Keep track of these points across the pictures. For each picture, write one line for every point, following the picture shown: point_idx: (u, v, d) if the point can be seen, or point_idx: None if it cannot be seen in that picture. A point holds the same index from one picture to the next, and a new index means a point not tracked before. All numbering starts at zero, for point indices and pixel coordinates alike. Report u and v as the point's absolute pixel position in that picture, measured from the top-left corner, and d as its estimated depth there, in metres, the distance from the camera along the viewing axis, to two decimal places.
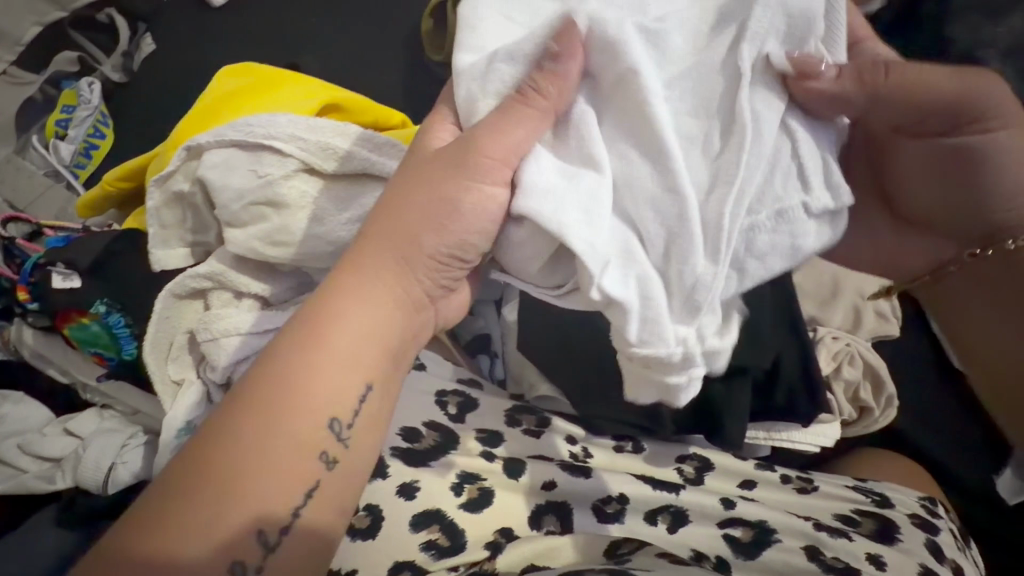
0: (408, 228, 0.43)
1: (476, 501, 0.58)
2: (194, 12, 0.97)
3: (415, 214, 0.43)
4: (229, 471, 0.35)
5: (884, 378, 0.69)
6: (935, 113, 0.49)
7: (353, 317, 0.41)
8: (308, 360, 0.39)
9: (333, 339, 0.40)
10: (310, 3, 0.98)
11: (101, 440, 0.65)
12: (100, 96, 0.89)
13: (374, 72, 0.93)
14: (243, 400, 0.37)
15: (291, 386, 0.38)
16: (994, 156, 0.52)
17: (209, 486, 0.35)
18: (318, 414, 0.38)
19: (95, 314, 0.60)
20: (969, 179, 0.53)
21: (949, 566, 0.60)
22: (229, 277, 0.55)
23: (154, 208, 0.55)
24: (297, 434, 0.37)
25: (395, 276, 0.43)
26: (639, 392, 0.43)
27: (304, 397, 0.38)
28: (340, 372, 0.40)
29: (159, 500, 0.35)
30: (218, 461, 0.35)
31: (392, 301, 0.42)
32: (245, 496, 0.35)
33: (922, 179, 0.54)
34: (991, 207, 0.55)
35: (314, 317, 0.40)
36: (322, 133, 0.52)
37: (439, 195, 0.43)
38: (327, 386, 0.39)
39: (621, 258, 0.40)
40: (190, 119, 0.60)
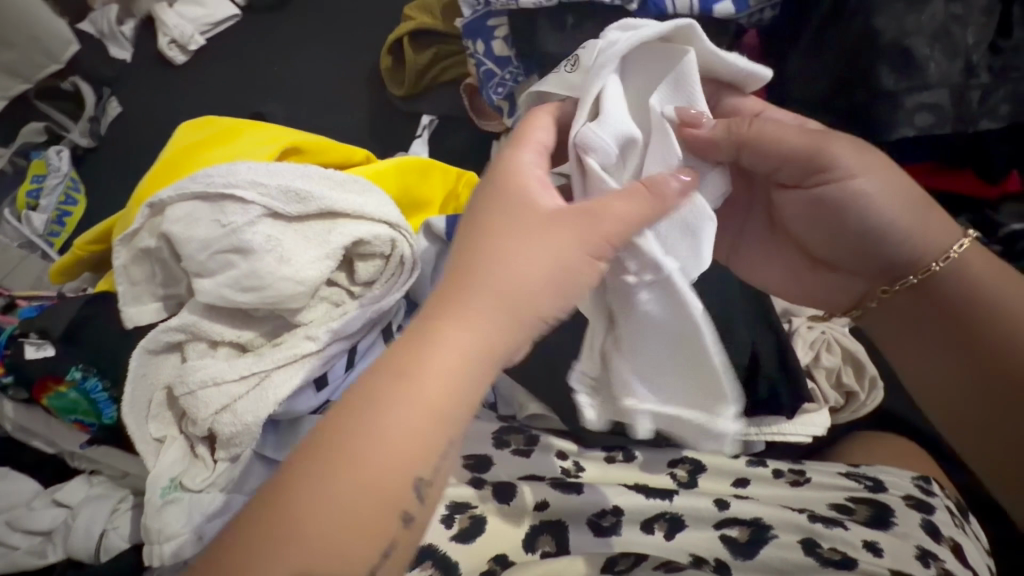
0: (502, 272, 0.40)
1: (467, 531, 0.59)
2: (159, 74, 0.99)
3: (504, 258, 0.41)
4: (291, 517, 0.35)
5: (863, 360, 0.69)
6: (783, 165, 0.48)
7: (438, 372, 0.38)
8: (389, 412, 0.37)
9: (413, 394, 0.37)
10: (271, 53, 1.00)
11: (90, 507, 0.64)
12: (70, 162, 0.90)
13: (340, 113, 0.95)
14: (328, 442, 0.37)
15: (370, 440, 0.36)
16: (857, 204, 0.48)
17: (269, 530, 0.34)
18: (399, 474, 0.37)
19: (71, 381, 0.60)
20: (850, 221, 0.48)
21: (947, 545, 0.59)
22: (203, 327, 0.55)
23: (123, 265, 0.55)
24: (375, 494, 0.36)
25: (490, 326, 0.40)
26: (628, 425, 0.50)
27: (384, 448, 0.37)
28: (420, 432, 0.37)
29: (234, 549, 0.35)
30: (286, 504, 0.35)
31: (480, 353, 0.39)
32: (313, 544, 0.34)
33: (812, 227, 0.51)
34: (884, 250, 0.49)
35: (399, 365, 0.38)
36: (283, 178, 0.53)
37: (520, 233, 0.42)
38: (408, 442, 0.37)
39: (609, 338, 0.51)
40: (153, 175, 0.60)
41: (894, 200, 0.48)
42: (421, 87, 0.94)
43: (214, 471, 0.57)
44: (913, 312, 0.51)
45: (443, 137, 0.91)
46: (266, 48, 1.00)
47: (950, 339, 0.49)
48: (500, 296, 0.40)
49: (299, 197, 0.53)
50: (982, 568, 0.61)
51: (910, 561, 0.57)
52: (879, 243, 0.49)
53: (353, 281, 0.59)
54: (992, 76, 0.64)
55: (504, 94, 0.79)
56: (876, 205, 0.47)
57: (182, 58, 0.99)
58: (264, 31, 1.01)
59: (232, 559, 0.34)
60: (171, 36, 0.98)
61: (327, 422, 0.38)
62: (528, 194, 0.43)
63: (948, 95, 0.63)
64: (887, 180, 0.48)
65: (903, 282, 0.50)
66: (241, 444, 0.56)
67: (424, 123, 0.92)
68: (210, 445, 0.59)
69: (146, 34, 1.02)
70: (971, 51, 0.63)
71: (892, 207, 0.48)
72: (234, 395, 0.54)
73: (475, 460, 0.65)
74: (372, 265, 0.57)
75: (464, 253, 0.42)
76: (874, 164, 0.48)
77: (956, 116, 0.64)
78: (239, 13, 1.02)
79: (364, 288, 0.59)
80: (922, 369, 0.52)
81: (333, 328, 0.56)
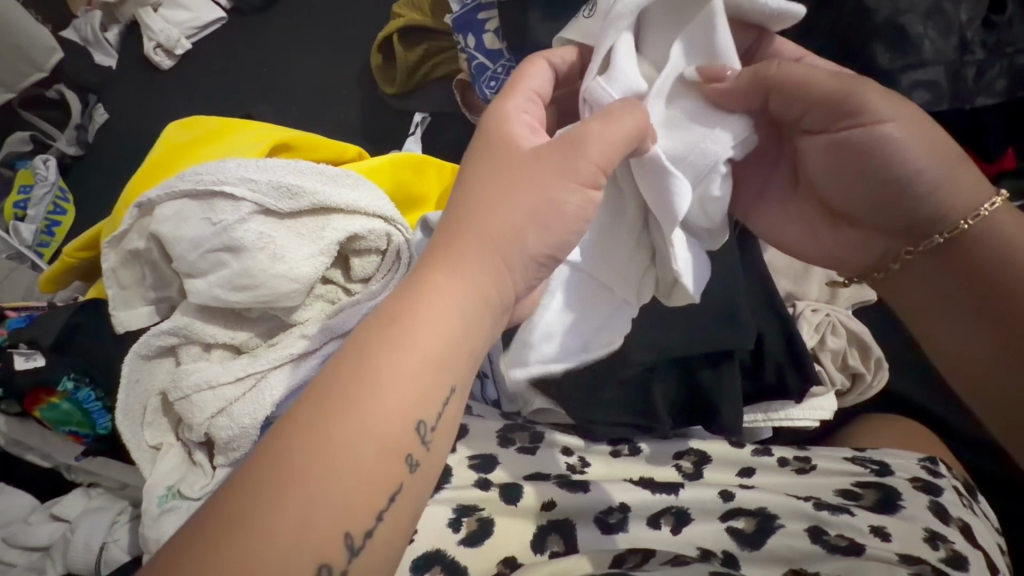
0: (494, 218, 0.42)
1: (475, 533, 0.57)
2: (145, 80, 0.98)
3: (494, 204, 0.42)
4: (296, 467, 0.33)
5: (868, 342, 0.69)
6: (809, 109, 0.47)
7: (435, 312, 0.39)
8: (390, 350, 0.37)
9: (413, 339, 0.38)
10: (258, 55, 0.99)
11: (89, 520, 0.62)
12: (57, 171, 0.88)
13: (331, 113, 0.94)
14: (329, 390, 0.36)
15: (373, 379, 0.36)
16: (889, 152, 0.46)
17: (272, 483, 0.32)
18: (403, 415, 0.36)
19: (63, 391, 0.58)
20: (875, 168, 0.47)
21: (955, 526, 0.59)
22: (195, 330, 0.53)
23: (111, 269, 0.54)
24: (379, 435, 0.35)
25: (484, 268, 0.41)
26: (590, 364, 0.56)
27: (388, 392, 0.36)
28: (421, 372, 0.37)
29: (233, 499, 0.32)
30: (289, 456, 0.33)
31: (474, 293, 0.40)
32: (319, 494, 0.33)
33: (835, 178, 0.49)
34: (910, 198, 0.47)
35: (395, 309, 0.39)
36: (272, 174, 0.52)
37: (509, 178, 0.43)
38: (412, 386, 0.37)
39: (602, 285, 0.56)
40: (140, 177, 0.59)
41: (929, 149, 0.46)
42: (411, 84, 0.93)
43: (213, 478, 0.55)
44: (943, 274, 0.48)
45: (437, 134, 0.90)
46: (254, 50, 0.99)
47: (974, 307, 0.47)
48: (492, 240, 0.41)
49: (290, 193, 0.51)
50: (992, 548, 0.60)
51: (918, 543, 0.56)
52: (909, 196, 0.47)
53: (349, 278, 0.58)
54: (987, 52, 0.63)
55: (496, 88, 0.78)
56: (910, 158, 0.46)
57: (169, 63, 0.98)
58: (251, 34, 1.00)
59: (233, 508, 0.32)
60: (157, 40, 0.97)
61: (327, 368, 0.37)
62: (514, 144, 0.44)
63: (944, 72, 0.62)
64: (922, 130, 0.46)
65: (927, 243, 0.48)
66: (240, 448, 0.54)
67: (416, 120, 0.90)
68: (208, 451, 0.57)
69: (132, 40, 1.01)
70: (965, 28, 0.62)
71: (926, 156, 0.46)
72: (229, 397, 0.53)
73: (479, 459, 0.63)
74: (368, 261, 0.56)
75: (454, 205, 0.43)
76: (906, 114, 0.46)
77: (953, 94, 0.63)
78: (225, 15, 1.01)
79: (361, 285, 0.58)
80: (948, 335, 0.50)
81: (329, 326, 0.55)
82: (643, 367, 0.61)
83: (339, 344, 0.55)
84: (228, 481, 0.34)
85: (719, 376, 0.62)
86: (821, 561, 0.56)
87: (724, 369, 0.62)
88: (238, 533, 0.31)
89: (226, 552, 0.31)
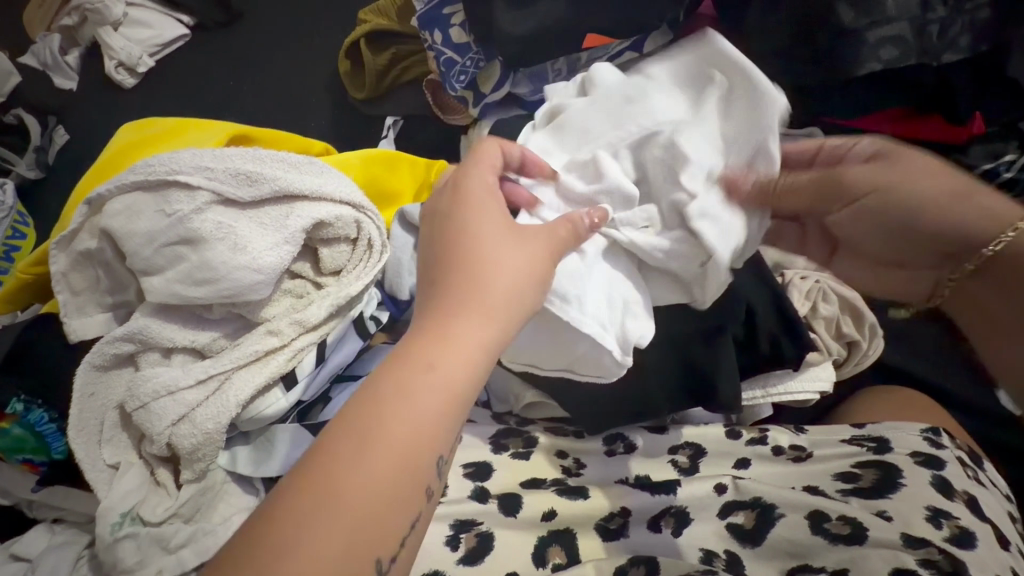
0: (505, 259, 0.43)
1: (475, 551, 0.54)
2: (108, 100, 0.95)
3: (510, 256, 0.43)
4: (329, 491, 0.33)
5: (861, 307, 0.66)
6: (797, 191, 0.48)
7: (463, 355, 0.39)
8: (421, 393, 0.37)
9: (440, 377, 0.38)
10: (224, 68, 0.97)
11: (50, 558, 0.56)
12: (14, 195, 0.85)
13: (303, 121, 0.93)
14: (359, 422, 0.36)
15: (406, 411, 0.36)
16: (902, 200, 0.45)
17: (310, 504, 0.33)
18: (430, 448, 0.36)
19: (13, 415, 0.53)
20: (887, 213, 0.46)
21: (960, 500, 0.56)
22: (151, 334, 0.50)
23: (61, 272, 0.51)
24: (408, 465, 0.36)
25: (502, 314, 0.41)
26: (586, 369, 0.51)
27: (420, 427, 0.36)
28: (449, 413, 0.38)
29: (280, 530, 0.32)
30: (324, 481, 0.33)
31: (496, 339, 0.40)
32: (354, 517, 0.33)
33: (863, 228, 0.47)
34: (936, 224, 0.45)
35: (422, 352, 0.38)
36: (230, 162, 0.49)
37: (517, 239, 0.44)
38: (440, 422, 0.37)
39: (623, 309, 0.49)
40: (94, 176, 0.57)
41: (926, 185, 0.45)
42: (381, 89, 0.91)
43: (178, 499, 0.51)
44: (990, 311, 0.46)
45: (410, 136, 0.89)
46: (220, 65, 0.98)
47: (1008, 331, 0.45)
48: (512, 284, 0.42)
49: (250, 180, 0.49)
50: (1001, 519, 0.57)
51: (921, 523, 0.53)
52: (955, 212, 0.45)
53: (319, 272, 0.55)
54: (948, 9, 0.62)
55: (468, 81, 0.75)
56: (927, 202, 0.45)
57: (132, 81, 0.96)
58: (215, 48, 0.99)
59: (276, 532, 0.32)
60: (118, 59, 0.95)
61: (357, 406, 0.36)
62: (498, 209, 0.46)
63: (908, 28, 0.61)
64: (912, 175, 0.45)
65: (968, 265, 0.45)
66: (206, 459, 0.51)
67: (389, 123, 0.89)
68: (172, 469, 0.53)
69: (92, 61, 0.99)
70: None
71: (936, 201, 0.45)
72: (191, 403, 0.49)
73: (474, 467, 0.60)
74: (338, 252, 0.54)
75: (465, 246, 0.43)
76: (899, 174, 0.46)
77: (919, 51, 0.62)
78: (188, 32, 0.99)
79: (332, 278, 0.55)
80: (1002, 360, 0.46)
81: (298, 321, 0.52)
82: (638, 350, 0.57)
83: (309, 338, 0.53)
84: (269, 506, 0.33)
85: (714, 350, 0.55)
86: (824, 553, 0.53)
87: (718, 341, 0.55)
88: (291, 559, 0.31)
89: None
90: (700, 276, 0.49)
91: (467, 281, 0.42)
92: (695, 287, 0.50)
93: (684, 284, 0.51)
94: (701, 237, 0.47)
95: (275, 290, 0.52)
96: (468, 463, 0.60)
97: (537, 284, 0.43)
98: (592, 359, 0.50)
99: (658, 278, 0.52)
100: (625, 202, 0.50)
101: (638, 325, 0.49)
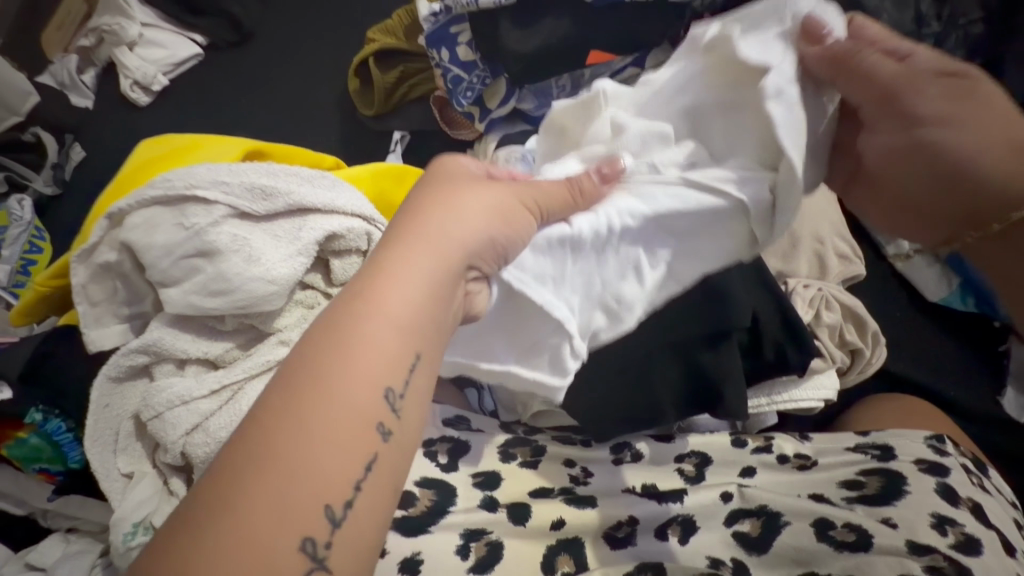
0: (455, 198, 0.38)
1: (484, 560, 0.54)
2: (123, 118, 0.98)
3: (458, 197, 0.39)
4: (255, 450, 0.29)
5: (862, 315, 0.67)
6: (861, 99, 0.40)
7: (402, 282, 0.35)
8: (351, 329, 0.33)
9: (372, 315, 0.33)
10: (236, 86, 1.00)
11: (64, 567, 0.57)
12: (33, 211, 0.87)
13: (313, 136, 0.95)
14: (286, 373, 0.31)
15: (334, 353, 0.32)
16: (950, 137, 0.38)
17: (237, 467, 0.28)
18: (369, 383, 0.32)
19: (32, 424, 0.54)
20: (930, 146, 0.39)
21: (965, 508, 0.56)
22: (166, 346, 0.51)
23: (81, 285, 0.52)
24: (346, 406, 0.31)
25: (443, 240, 0.36)
26: (540, 364, 0.45)
27: (351, 364, 0.32)
28: (390, 342, 0.33)
29: (207, 502, 0.28)
30: (250, 441, 0.29)
31: (440, 263, 0.36)
32: (283, 473, 0.28)
33: (899, 161, 0.41)
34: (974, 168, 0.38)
35: (353, 289, 0.34)
36: (245, 177, 0.51)
37: (465, 181, 0.40)
38: (376, 358, 0.33)
39: (609, 310, 0.45)
40: (113, 191, 0.59)
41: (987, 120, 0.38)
42: (390, 106, 0.93)
43: None
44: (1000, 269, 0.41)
45: (417, 150, 0.91)
46: (232, 83, 1.00)
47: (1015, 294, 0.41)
48: (458, 220, 0.37)
49: (264, 194, 0.50)
50: (1007, 525, 0.57)
51: (926, 531, 0.53)
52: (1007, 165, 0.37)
53: (330, 283, 0.56)
54: (943, 25, 0.64)
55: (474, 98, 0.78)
56: (972, 145, 0.38)
57: (146, 99, 0.98)
58: (227, 67, 1.01)
59: (206, 501, 0.28)
60: (133, 78, 0.97)
61: (289, 358, 0.32)
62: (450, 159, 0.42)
63: (903, 42, 0.63)
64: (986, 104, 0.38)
65: (985, 233, 0.39)
66: None
67: (396, 138, 0.92)
68: (185, 478, 0.54)
69: (108, 81, 1.01)
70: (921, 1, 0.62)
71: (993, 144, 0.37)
72: (205, 412, 0.50)
73: (483, 477, 0.60)
74: (348, 263, 0.55)
75: (411, 195, 0.39)
76: (970, 106, 0.38)
77: None
78: (200, 51, 1.02)
79: (342, 288, 0.56)
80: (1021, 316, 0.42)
81: None
82: (645, 357, 0.57)
83: None
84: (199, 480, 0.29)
85: (718, 357, 0.56)
86: (829, 561, 0.53)
87: (723, 347, 0.56)
88: (219, 523, 0.27)
89: (200, 557, 0.26)
90: (770, 213, 0.41)
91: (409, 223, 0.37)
92: (762, 228, 0.42)
93: (746, 231, 0.43)
94: (772, 123, 0.39)
95: (287, 301, 0.53)
96: (477, 472, 0.60)
97: (492, 218, 0.38)
98: (553, 354, 0.44)
99: (705, 245, 0.44)
100: (659, 141, 0.45)
101: (607, 324, 0.45)
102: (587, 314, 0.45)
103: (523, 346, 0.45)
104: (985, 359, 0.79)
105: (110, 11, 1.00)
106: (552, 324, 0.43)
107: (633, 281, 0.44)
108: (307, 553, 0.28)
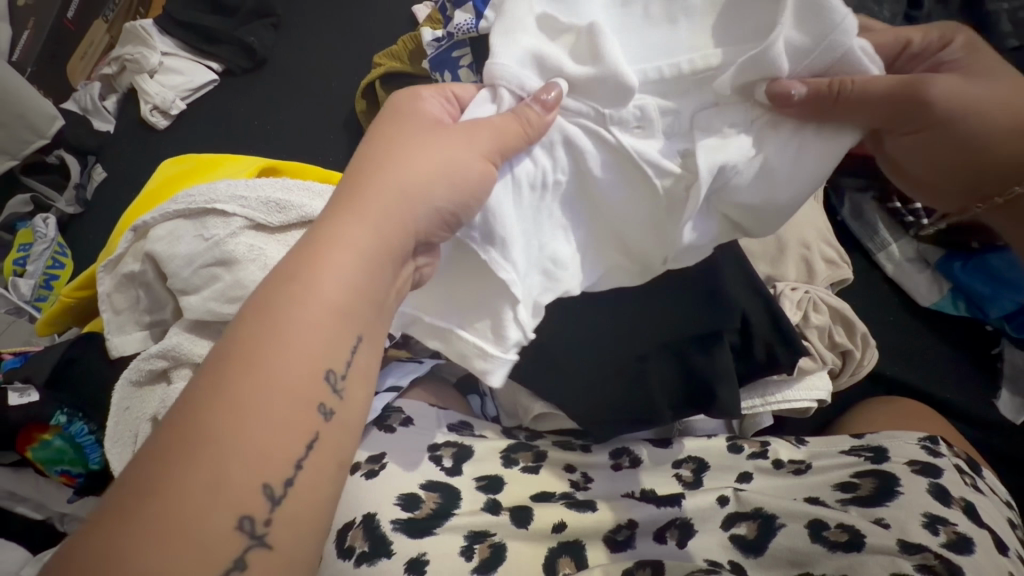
0: (396, 178, 0.39)
1: (488, 561, 0.55)
2: (143, 141, 1.03)
3: (397, 175, 0.39)
4: (190, 434, 0.29)
5: (852, 318, 0.69)
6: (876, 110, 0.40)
7: (338, 264, 0.35)
8: (289, 311, 0.33)
9: (307, 298, 0.34)
10: (249, 109, 1.05)
11: None
12: (56, 228, 0.92)
13: (323, 156, 0.99)
14: (220, 356, 0.32)
15: (271, 335, 0.32)
16: (972, 126, 0.41)
17: (171, 451, 0.29)
18: (309, 366, 0.33)
19: (56, 427, 0.57)
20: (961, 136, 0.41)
21: (957, 507, 0.57)
22: (182, 350, 0.53)
23: (106, 293, 0.57)
24: (284, 388, 0.32)
25: (388, 221, 0.38)
26: (477, 320, 0.45)
27: (287, 346, 0.32)
28: (327, 323, 0.34)
29: (138, 487, 0.28)
30: (185, 425, 0.29)
31: (379, 242, 0.37)
32: (218, 456, 0.29)
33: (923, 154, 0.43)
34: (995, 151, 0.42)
35: (291, 268, 0.35)
36: (262, 191, 0.54)
37: (400, 154, 0.40)
38: (313, 339, 0.33)
39: (547, 277, 0.46)
40: (140, 206, 0.63)
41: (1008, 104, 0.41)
42: None
43: None
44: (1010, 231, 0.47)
45: None
46: (245, 106, 1.05)
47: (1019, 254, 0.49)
48: (400, 203, 0.38)
49: (278, 207, 0.53)
50: (1000, 524, 0.59)
51: (918, 530, 0.55)
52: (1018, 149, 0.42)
53: None
54: None
55: None
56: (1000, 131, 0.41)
57: (164, 123, 1.03)
58: (240, 91, 1.07)
59: (138, 481, 0.28)
60: (153, 103, 1.02)
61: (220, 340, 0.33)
62: (391, 128, 0.42)
63: None
64: (998, 90, 0.41)
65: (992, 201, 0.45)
66: None
67: None
68: None
69: (129, 106, 1.06)
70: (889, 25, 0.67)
71: (1007, 132, 0.41)
72: None
73: (487, 481, 0.62)
74: None
75: (349, 174, 0.40)
76: (978, 95, 0.41)
77: None
78: (217, 78, 1.07)
79: None
80: None
81: None
82: (639, 359, 0.59)
83: None
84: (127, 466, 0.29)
85: (711, 357, 0.58)
86: (823, 561, 0.54)
87: (715, 349, 0.58)
88: (154, 506, 0.27)
89: (130, 542, 0.26)
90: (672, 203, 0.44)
91: (346, 205, 0.38)
92: (670, 221, 0.44)
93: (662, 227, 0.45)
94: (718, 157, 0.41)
95: None
96: (479, 476, 0.62)
97: (435, 194, 0.39)
98: (494, 318, 0.44)
99: (640, 231, 0.46)
100: (618, 95, 0.43)
101: (547, 288, 0.46)
102: (529, 278, 0.45)
103: (470, 311, 0.45)
104: (978, 365, 0.81)
105: (133, 41, 1.05)
106: (499, 285, 0.43)
107: (565, 241, 0.46)
108: (244, 532, 0.29)
